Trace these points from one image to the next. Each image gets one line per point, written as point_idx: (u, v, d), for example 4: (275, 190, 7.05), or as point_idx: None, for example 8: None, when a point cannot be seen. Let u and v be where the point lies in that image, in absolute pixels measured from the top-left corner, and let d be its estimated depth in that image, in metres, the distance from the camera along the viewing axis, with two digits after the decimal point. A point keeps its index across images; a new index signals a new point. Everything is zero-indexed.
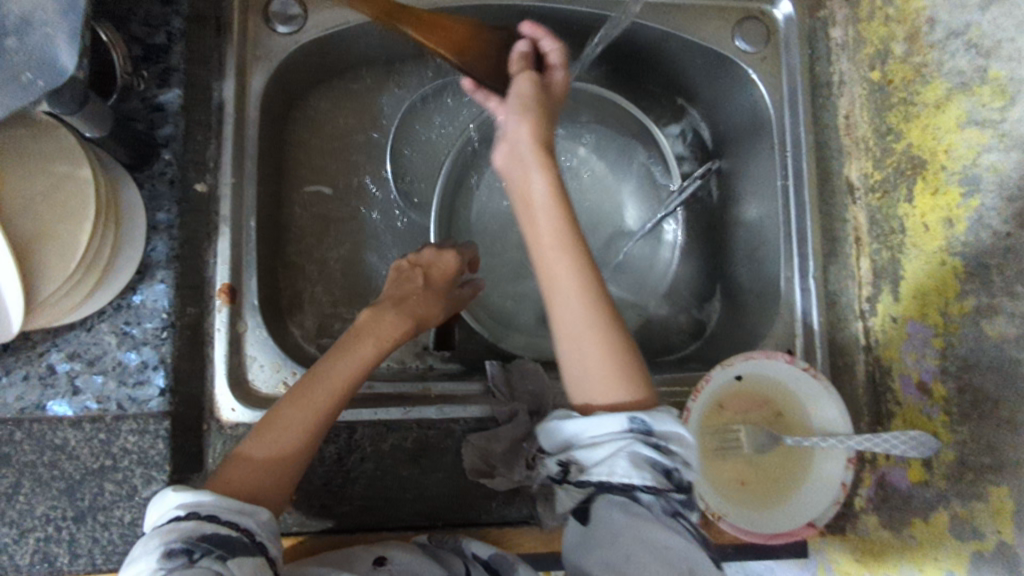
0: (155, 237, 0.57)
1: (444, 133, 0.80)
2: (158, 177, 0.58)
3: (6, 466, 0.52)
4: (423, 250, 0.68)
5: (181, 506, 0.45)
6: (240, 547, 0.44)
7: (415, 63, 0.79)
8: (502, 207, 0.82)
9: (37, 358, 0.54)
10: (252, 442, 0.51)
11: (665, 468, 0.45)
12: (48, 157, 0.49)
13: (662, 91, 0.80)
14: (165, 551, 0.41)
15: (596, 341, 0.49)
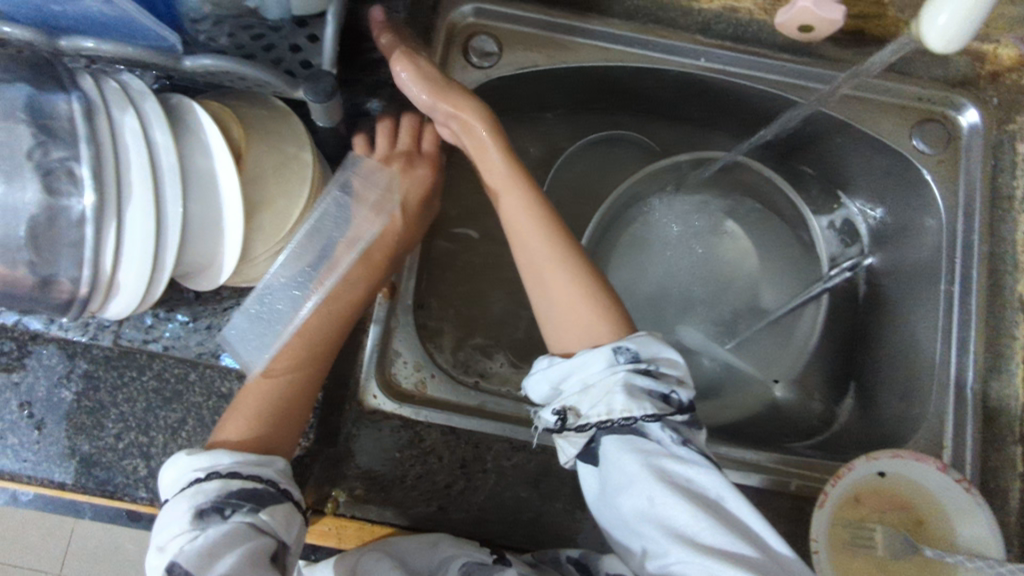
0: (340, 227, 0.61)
1: (601, 182, 0.85)
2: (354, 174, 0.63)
3: (177, 401, 0.57)
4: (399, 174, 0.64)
5: (199, 468, 0.50)
6: (267, 498, 0.49)
7: (586, 116, 0.83)
8: (644, 263, 0.83)
9: (221, 312, 0.59)
10: (238, 415, 0.54)
11: (660, 395, 0.48)
12: (273, 134, 0.53)
13: (817, 175, 0.81)
14: (197, 512, 0.47)
15: (571, 282, 0.56)
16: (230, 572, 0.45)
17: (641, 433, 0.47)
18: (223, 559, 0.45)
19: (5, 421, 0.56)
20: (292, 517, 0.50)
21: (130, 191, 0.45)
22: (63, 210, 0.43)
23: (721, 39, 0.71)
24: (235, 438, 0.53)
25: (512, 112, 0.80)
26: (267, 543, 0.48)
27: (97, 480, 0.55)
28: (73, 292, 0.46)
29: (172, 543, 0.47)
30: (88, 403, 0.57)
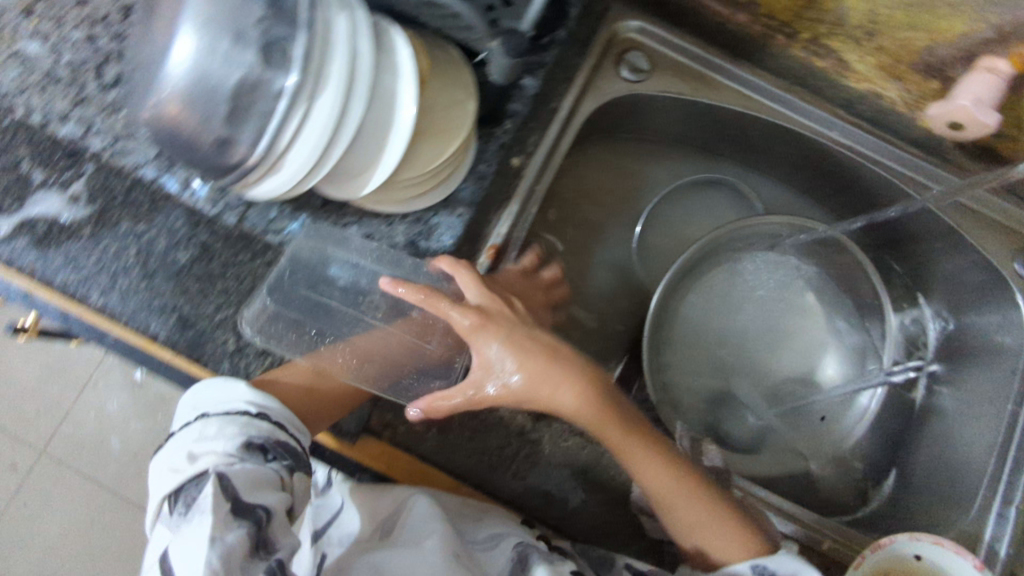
0: (470, 180, 0.63)
1: (696, 221, 0.87)
2: (492, 138, 0.64)
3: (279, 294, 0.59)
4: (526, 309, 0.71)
5: (251, 402, 0.53)
6: (300, 461, 0.54)
7: (699, 157, 0.87)
8: (716, 308, 0.86)
9: (340, 226, 0.61)
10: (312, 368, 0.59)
11: None
12: (448, 76, 0.56)
13: (904, 274, 0.84)
14: (244, 443, 0.51)
15: (710, 512, 0.58)
16: (275, 508, 0.49)
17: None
18: (268, 495, 0.49)
19: (119, 263, 0.58)
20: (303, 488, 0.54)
21: (327, 86, 0.48)
22: (267, 82, 0.46)
23: (859, 118, 0.75)
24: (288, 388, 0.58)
25: (638, 130, 0.84)
26: (291, 501, 0.52)
27: (188, 341, 0.58)
28: (244, 158, 0.48)
29: (211, 457, 0.49)
30: (198, 270, 0.59)
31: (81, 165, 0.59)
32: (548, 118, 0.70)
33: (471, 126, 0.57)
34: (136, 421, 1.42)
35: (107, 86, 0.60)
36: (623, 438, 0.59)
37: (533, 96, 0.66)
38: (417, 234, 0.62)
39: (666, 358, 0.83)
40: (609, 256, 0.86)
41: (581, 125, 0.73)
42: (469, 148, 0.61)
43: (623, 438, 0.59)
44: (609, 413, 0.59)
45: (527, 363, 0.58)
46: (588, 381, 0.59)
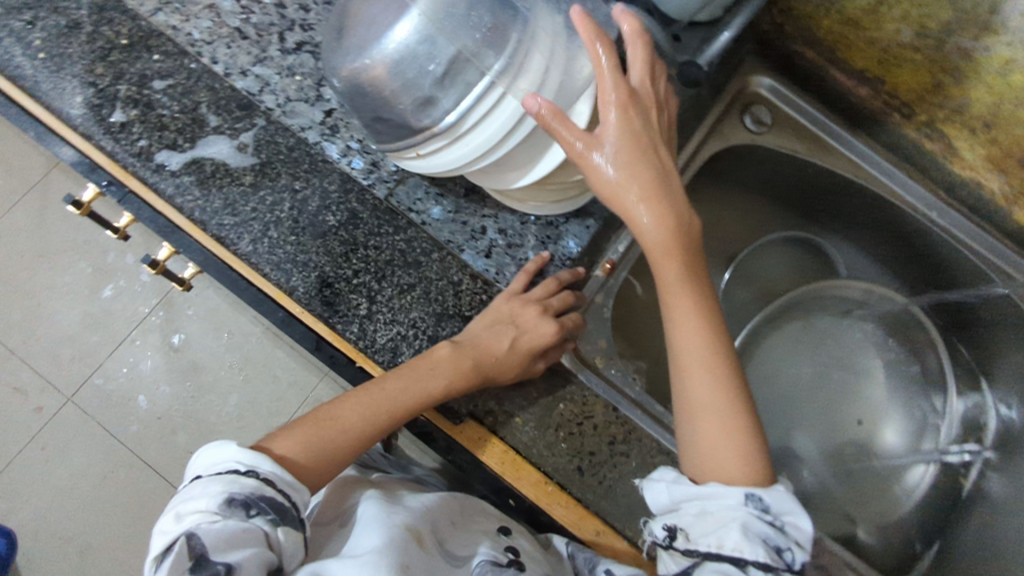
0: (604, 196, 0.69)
1: (777, 275, 0.95)
2: None
3: (415, 270, 0.62)
4: (549, 324, 0.61)
5: (241, 461, 0.50)
6: (288, 518, 0.49)
7: (792, 219, 0.92)
8: (787, 360, 0.93)
9: (478, 217, 0.66)
10: (303, 425, 0.55)
11: (774, 545, 0.45)
12: None
13: (972, 361, 0.83)
14: (227, 498, 0.47)
15: (727, 414, 0.51)
16: (242, 564, 0.44)
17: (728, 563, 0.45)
18: (240, 552, 0.45)
19: (272, 216, 0.61)
20: (298, 545, 0.50)
21: (529, 72, 0.53)
22: (479, 57, 0.53)
23: (960, 203, 0.79)
24: (281, 454, 0.53)
25: (745, 184, 0.89)
26: (277, 562, 0.47)
27: (322, 301, 0.60)
28: (434, 124, 0.55)
29: (193, 515, 0.46)
30: (343, 234, 0.62)
31: (254, 119, 0.64)
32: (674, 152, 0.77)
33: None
34: (170, 381, 1.31)
35: (287, 50, 0.66)
36: (689, 272, 0.54)
37: None
38: (548, 237, 0.67)
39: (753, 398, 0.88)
40: None
41: (699, 165, 0.80)
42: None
43: (681, 272, 0.53)
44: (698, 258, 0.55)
45: (644, 140, 0.52)
46: (683, 210, 0.53)
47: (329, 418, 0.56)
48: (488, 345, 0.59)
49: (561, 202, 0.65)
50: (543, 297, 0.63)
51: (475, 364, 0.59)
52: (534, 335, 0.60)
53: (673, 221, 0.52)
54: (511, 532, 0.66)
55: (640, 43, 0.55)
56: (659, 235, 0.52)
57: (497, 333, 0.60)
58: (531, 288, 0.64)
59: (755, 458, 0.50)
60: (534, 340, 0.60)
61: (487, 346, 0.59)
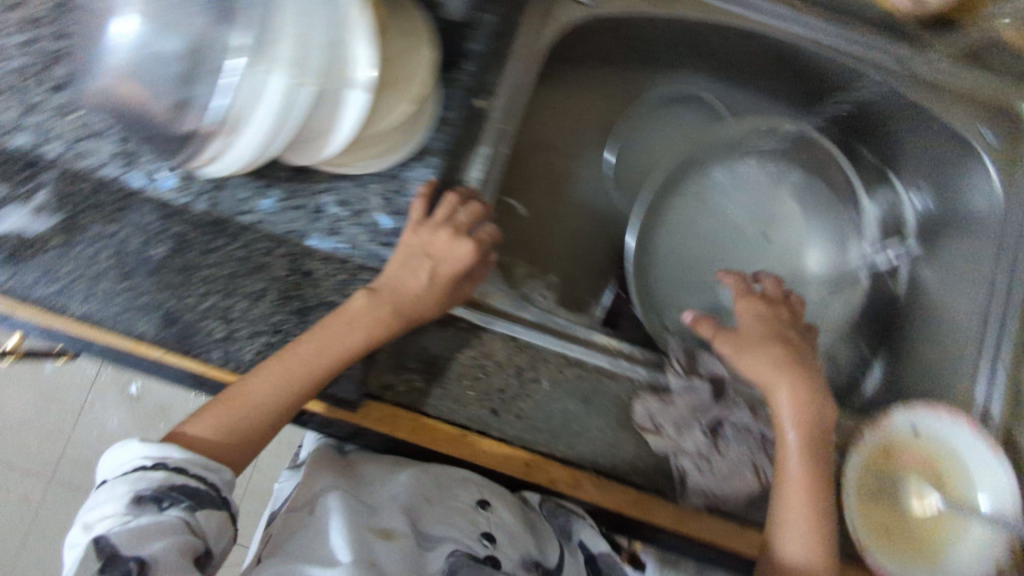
0: (441, 129, 0.65)
1: (665, 140, 0.88)
2: (455, 81, 0.66)
3: (262, 273, 0.59)
4: (465, 243, 0.63)
5: (148, 456, 0.53)
6: (205, 500, 0.53)
7: (662, 77, 0.87)
8: (702, 217, 0.86)
9: (312, 196, 0.62)
10: (216, 405, 0.57)
11: None
12: (405, 22, 0.57)
13: (877, 161, 0.85)
14: (135, 496, 0.51)
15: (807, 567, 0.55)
16: (155, 555, 0.47)
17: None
18: (153, 543, 0.48)
19: (96, 267, 0.58)
20: (221, 524, 0.54)
21: (280, 40, 0.47)
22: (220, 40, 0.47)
23: (820, 8, 0.76)
24: (204, 436, 0.56)
25: (601, 60, 0.84)
26: (200, 542, 0.52)
27: (177, 335, 0.57)
28: (199, 125, 0.49)
29: (102, 522, 0.50)
30: (177, 261, 0.59)
31: (44, 173, 0.59)
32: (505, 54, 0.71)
33: (432, 74, 0.58)
34: (140, 435, 1.31)
35: (57, 89, 0.62)
36: (814, 454, 0.59)
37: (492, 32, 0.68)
38: (390, 191, 0.63)
39: (648, 261, 0.82)
40: (585, 189, 0.85)
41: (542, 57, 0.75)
42: (433, 103, 0.63)
43: (802, 456, 0.59)
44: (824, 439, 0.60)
45: (765, 334, 0.66)
46: (819, 403, 0.61)
47: (242, 396, 0.56)
48: (402, 283, 0.59)
49: (387, 154, 0.61)
50: (449, 217, 0.63)
51: (394, 309, 0.58)
52: (450, 260, 0.62)
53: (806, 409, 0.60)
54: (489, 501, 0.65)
55: (785, 292, 0.73)
56: (795, 413, 0.60)
57: (410, 270, 0.60)
58: (433, 208, 0.64)
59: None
60: (451, 267, 0.62)
61: (400, 285, 0.59)
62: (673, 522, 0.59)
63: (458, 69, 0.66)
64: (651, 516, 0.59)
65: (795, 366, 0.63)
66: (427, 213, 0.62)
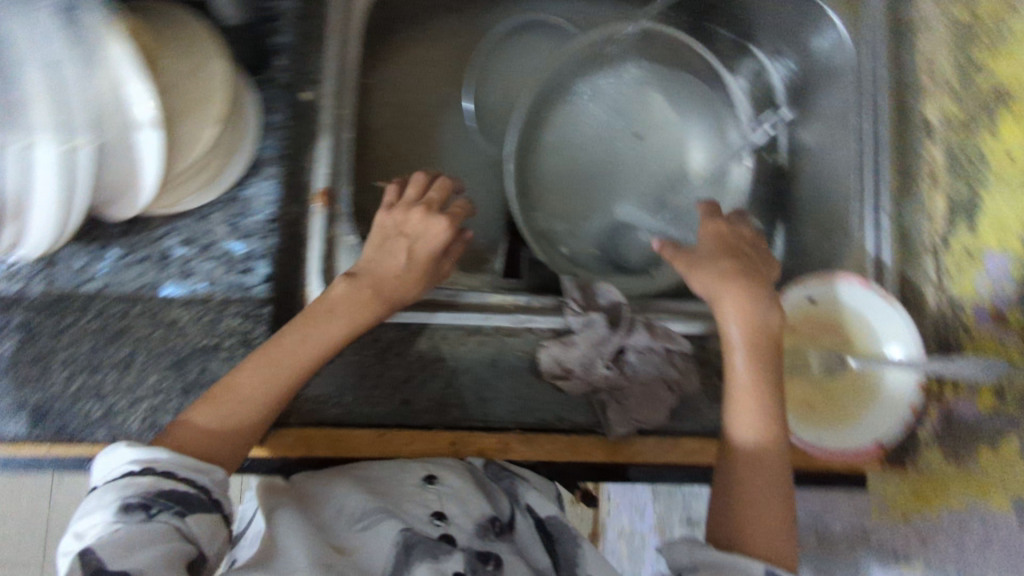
0: (269, 135, 0.61)
1: (521, 72, 0.85)
2: (272, 81, 0.63)
3: (123, 339, 0.55)
4: (432, 220, 0.61)
5: (134, 460, 0.45)
6: (196, 504, 0.45)
7: (499, 12, 0.85)
8: (577, 139, 0.85)
9: (154, 242, 0.57)
10: (201, 405, 0.51)
11: None
12: (187, 38, 0.52)
13: (734, 40, 0.83)
14: (121, 504, 0.42)
15: (758, 494, 0.54)
16: (144, 567, 0.39)
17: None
18: (140, 554, 0.39)
19: None
20: (217, 532, 0.45)
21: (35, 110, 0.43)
22: None
23: None
24: (185, 440, 0.49)
25: (428, 12, 0.81)
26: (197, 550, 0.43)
27: (53, 426, 0.53)
28: None
29: (91, 532, 0.41)
30: (30, 351, 0.55)
31: None
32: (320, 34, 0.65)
33: (231, 84, 0.53)
34: None
35: None
36: (766, 371, 0.57)
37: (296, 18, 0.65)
38: (235, 215, 0.59)
39: (533, 202, 0.81)
40: (454, 146, 0.82)
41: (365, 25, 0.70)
42: (251, 113, 0.59)
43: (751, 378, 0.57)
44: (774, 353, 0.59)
45: (722, 255, 0.63)
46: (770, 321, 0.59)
47: (233, 392, 0.51)
48: (385, 264, 0.58)
49: (217, 179, 0.57)
50: (414, 199, 0.63)
51: (375, 291, 0.57)
52: (426, 236, 0.60)
53: (761, 325, 0.58)
54: (435, 477, 0.56)
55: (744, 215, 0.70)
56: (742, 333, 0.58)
57: (388, 250, 0.59)
58: (401, 193, 0.64)
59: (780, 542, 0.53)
60: (427, 244, 0.60)
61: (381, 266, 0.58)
62: (607, 455, 0.60)
63: (271, 70, 0.63)
64: (583, 454, 0.60)
65: (752, 284, 0.60)
66: (394, 199, 0.63)
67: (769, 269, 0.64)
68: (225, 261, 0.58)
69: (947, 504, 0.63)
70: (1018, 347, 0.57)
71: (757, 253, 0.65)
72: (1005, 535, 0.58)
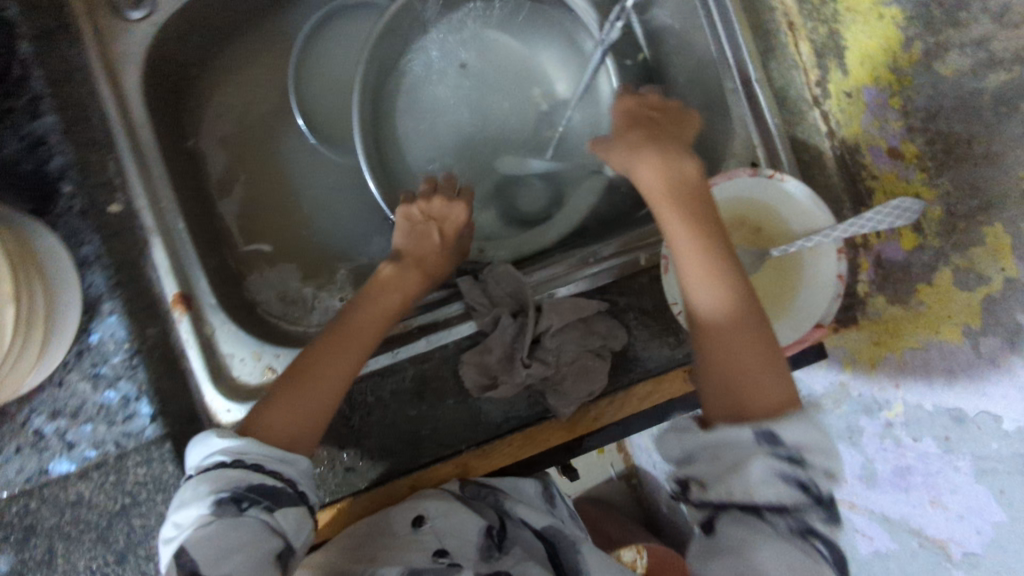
0: (92, 269, 0.52)
1: (345, 65, 0.72)
2: (68, 211, 0.52)
3: (35, 538, 0.50)
4: (454, 206, 0.65)
5: (225, 453, 0.47)
6: (283, 498, 0.47)
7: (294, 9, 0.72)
8: (431, 112, 0.76)
9: (21, 427, 0.51)
10: (286, 385, 0.53)
11: (797, 482, 0.40)
12: None
13: None
14: (214, 498, 0.44)
15: (737, 345, 0.47)
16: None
17: (808, 464, 0.41)
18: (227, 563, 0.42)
19: None
20: (303, 523, 0.48)
21: None
22: None
23: None
24: (272, 428, 0.51)
25: (223, 42, 0.69)
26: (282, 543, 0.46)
27: None
28: None
29: (184, 521, 0.44)
30: None
31: None
32: (106, 136, 0.57)
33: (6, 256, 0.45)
34: None
35: None
36: (701, 215, 0.51)
37: (65, 132, 0.53)
38: (91, 365, 0.52)
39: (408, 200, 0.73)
40: (310, 173, 0.73)
41: (146, 103, 0.60)
42: (52, 256, 0.49)
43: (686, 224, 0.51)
44: (705, 208, 0.53)
45: (632, 127, 0.58)
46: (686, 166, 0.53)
47: (315, 371, 0.53)
48: (419, 247, 0.63)
49: (49, 348, 0.49)
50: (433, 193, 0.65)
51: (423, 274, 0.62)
52: (451, 219, 0.64)
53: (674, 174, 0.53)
54: (424, 517, 0.55)
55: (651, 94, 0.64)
56: (661, 185, 0.53)
57: (421, 234, 0.63)
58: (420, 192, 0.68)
59: (778, 393, 0.45)
60: (442, 242, 0.63)
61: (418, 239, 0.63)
62: (566, 434, 0.58)
63: (61, 198, 0.52)
64: (545, 442, 0.58)
65: (662, 142, 0.56)
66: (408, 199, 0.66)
67: (681, 128, 0.59)
68: (106, 415, 0.52)
69: (907, 345, 0.62)
70: (920, 181, 0.54)
71: (666, 114, 0.59)
72: (965, 364, 0.57)
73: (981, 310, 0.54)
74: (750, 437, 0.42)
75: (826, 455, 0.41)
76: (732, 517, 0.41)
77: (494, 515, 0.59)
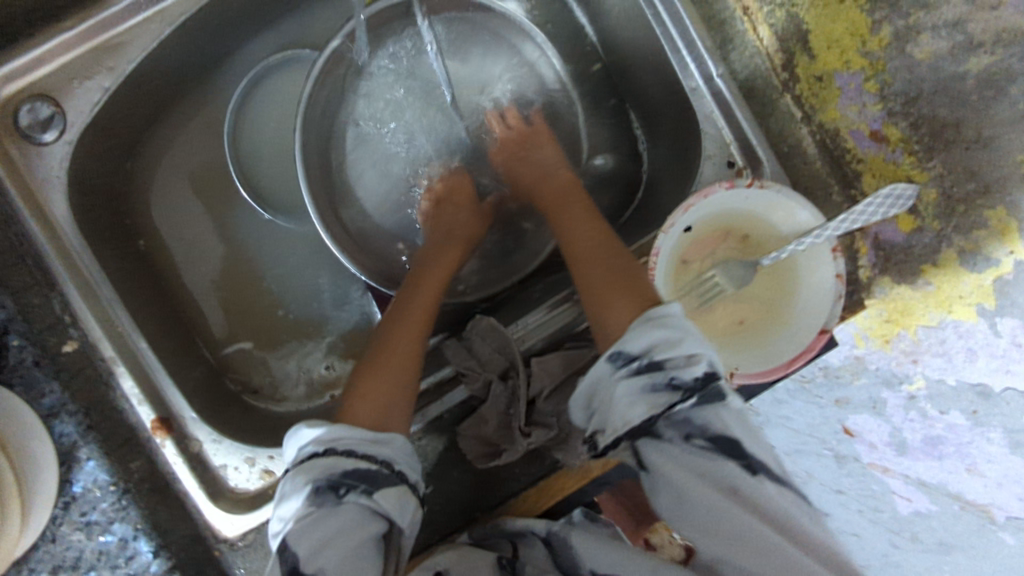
0: (63, 418, 0.49)
1: (280, 130, 0.69)
2: (22, 364, 0.48)
3: None
4: (456, 177, 0.68)
5: (317, 443, 0.45)
6: (381, 480, 0.44)
7: (216, 79, 0.67)
8: (383, 155, 0.69)
9: None
10: (365, 375, 0.52)
11: (661, 387, 0.42)
12: None
13: None
14: (313, 489, 0.42)
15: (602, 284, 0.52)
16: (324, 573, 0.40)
17: (660, 366, 0.43)
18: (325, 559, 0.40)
19: None
20: (407, 499, 0.44)
21: None
22: None
23: None
24: (364, 412, 0.49)
25: (151, 129, 0.65)
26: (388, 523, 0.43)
27: None
28: None
29: (286, 516, 0.42)
30: None
31: None
32: (42, 272, 0.53)
33: None
34: None
35: None
36: (568, 211, 0.60)
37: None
38: (80, 516, 0.48)
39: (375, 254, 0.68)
40: (271, 246, 0.70)
41: (81, 232, 0.56)
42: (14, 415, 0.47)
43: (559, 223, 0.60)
44: (575, 202, 0.61)
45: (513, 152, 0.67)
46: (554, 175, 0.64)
47: (387, 351, 0.53)
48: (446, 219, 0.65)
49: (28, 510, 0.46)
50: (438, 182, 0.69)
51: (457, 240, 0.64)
52: (465, 186, 0.67)
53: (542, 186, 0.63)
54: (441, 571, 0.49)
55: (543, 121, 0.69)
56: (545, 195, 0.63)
57: (441, 211, 0.66)
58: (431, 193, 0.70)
59: (640, 306, 0.49)
60: (465, 209, 0.66)
61: (449, 216, 0.66)
62: (581, 478, 0.56)
63: (11, 352, 0.48)
64: (564, 491, 0.56)
65: (534, 161, 0.65)
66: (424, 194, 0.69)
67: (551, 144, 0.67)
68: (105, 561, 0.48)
69: (921, 325, 0.58)
70: (911, 162, 0.53)
71: (541, 137, 0.67)
72: (985, 341, 0.56)
73: (994, 291, 0.54)
74: (606, 367, 0.45)
75: (671, 348, 0.43)
76: (642, 443, 0.42)
77: (507, 546, 0.53)
